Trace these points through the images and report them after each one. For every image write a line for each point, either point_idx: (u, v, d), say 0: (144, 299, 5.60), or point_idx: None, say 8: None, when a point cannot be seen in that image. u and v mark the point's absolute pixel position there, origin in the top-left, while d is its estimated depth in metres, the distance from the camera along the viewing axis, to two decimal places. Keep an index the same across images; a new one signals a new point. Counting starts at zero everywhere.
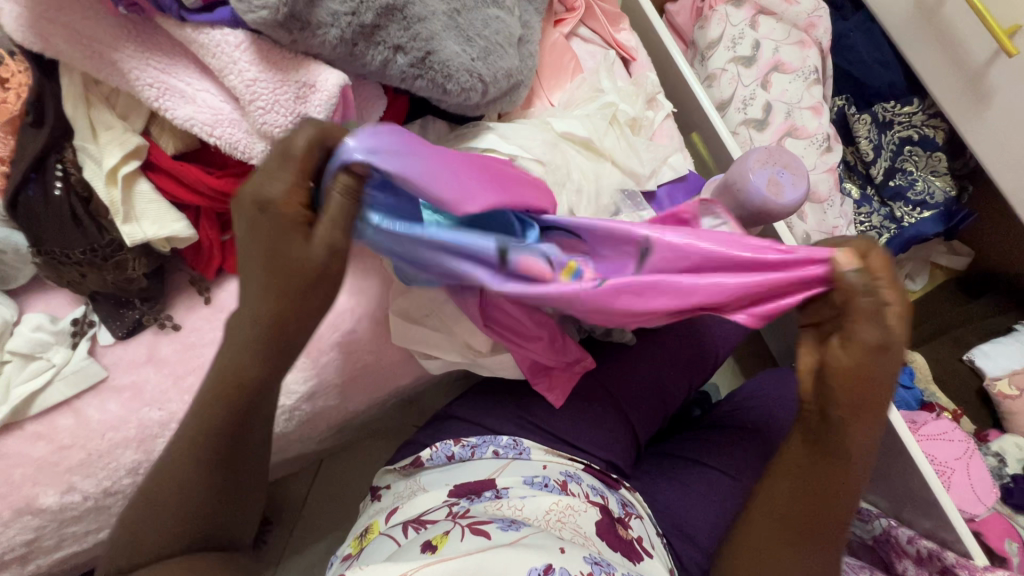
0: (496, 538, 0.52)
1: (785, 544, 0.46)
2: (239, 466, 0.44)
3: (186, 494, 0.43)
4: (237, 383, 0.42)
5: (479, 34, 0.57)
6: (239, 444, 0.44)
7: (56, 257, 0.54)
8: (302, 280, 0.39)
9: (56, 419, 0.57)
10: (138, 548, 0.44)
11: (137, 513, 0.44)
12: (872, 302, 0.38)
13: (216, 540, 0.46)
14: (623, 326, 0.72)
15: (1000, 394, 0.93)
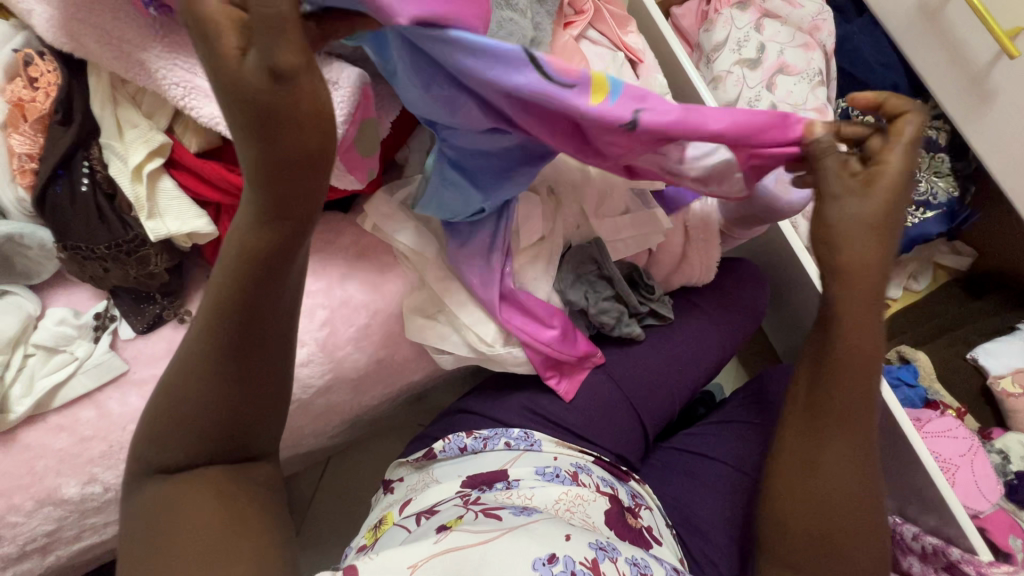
0: (507, 521, 0.54)
1: (812, 442, 0.49)
2: (256, 358, 0.41)
3: (210, 394, 0.41)
4: (251, 256, 0.39)
5: (493, 35, 0.59)
6: (256, 334, 0.41)
7: (81, 251, 0.55)
8: (279, 109, 0.34)
9: (78, 411, 0.59)
10: (167, 449, 0.42)
11: (164, 412, 0.42)
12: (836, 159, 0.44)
13: (241, 438, 0.44)
14: (632, 321, 0.72)
15: (1004, 392, 0.95)
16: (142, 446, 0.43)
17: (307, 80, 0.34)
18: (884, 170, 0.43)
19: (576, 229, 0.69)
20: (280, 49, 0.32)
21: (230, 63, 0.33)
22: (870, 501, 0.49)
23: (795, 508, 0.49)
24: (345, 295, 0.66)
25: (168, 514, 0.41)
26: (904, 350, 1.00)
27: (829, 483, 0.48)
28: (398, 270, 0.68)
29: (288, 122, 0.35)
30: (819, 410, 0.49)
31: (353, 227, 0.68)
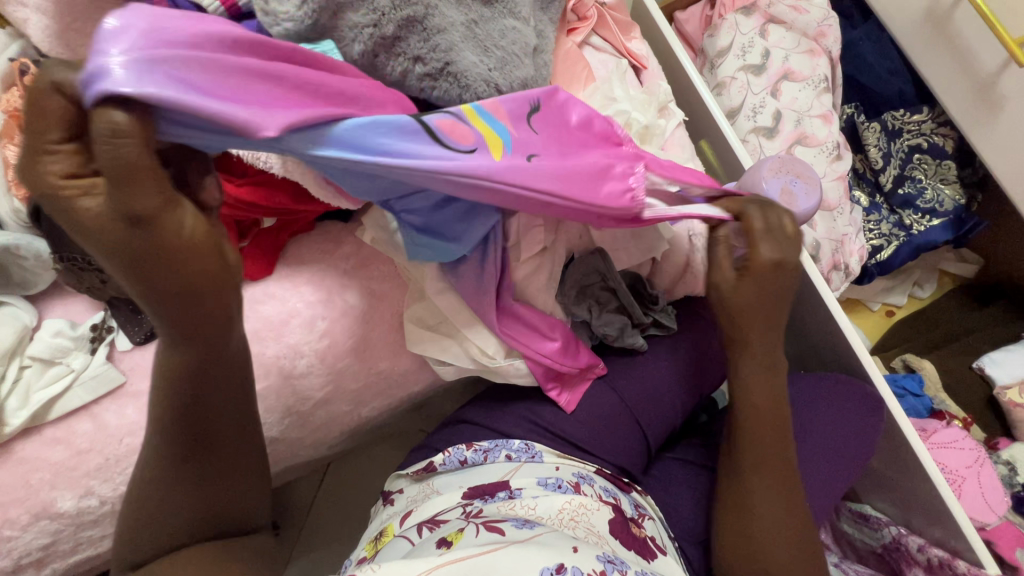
0: (511, 535, 0.53)
1: (742, 481, 0.60)
2: (209, 450, 0.46)
3: (177, 489, 0.46)
4: (178, 371, 0.42)
5: (495, 44, 0.58)
6: (202, 433, 0.46)
7: (78, 263, 0.54)
8: (152, 254, 0.34)
9: (74, 424, 0.58)
10: (147, 542, 0.47)
11: (140, 512, 0.47)
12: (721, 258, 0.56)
13: (216, 517, 0.49)
14: (635, 332, 0.71)
15: (1010, 402, 0.93)
16: (122, 541, 0.48)
17: (173, 216, 0.33)
18: (754, 265, 0.54)
19: (579, 238, 0.68)
20: (135, 195, 0.32)
21: (91, 219, 0.33)
22: (800, 527, 0.58)
23: (727, 530, 0.61)
24: (345, 306, 0.65)
25: None
26: (910, 359, 0.99)
27: (756, 513, 0.59)
28: (398, 281, 0.67)
29: (163, 261, 0.34)
30: (746, 456, 0.60)
31: (353, 236, 0.67)
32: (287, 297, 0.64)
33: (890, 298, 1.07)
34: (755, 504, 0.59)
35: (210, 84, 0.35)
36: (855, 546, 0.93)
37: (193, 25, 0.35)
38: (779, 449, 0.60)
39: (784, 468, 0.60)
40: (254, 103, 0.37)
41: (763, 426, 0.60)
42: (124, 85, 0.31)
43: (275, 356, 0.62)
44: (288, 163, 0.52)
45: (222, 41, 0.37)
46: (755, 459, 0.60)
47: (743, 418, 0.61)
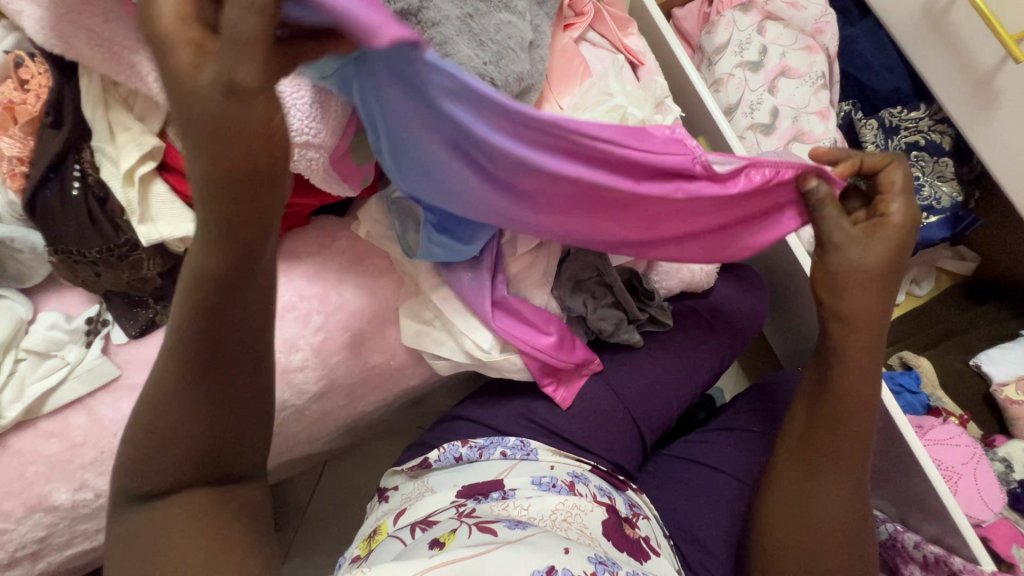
0: (503, 535, 0.53)
1: (805, 474, 0.56)
2: (225, 381, 0.43)
3: (186, 417, 0.43)
4: (208, 275, 0.39)
5: (491, 38, 0.57)
6: (219, 359, 0.42)
7: (72, 255, 0.54)
8: (224, 144, 0.33)
9: (70, 417, 0.58)
10: (149, 476, 0.44)
11: (145, 434, 0.44)
12: (835, 221, 0.50)
13: (220, 463, 0.46)
14: (631, 328, 0.72)
15: (1007, 399, 0.93)
16: (125, 472, 0.45)
17: (268, 102, 0.33)
18: (883, 224, 0.50)
19: None
20: (239, 67, 0.31)
21: (184, 79, 0.32)
22: (857, 527, 0.55)
23: (779, 529, 0.57)
24: (341, 301, 0.65)
25: (151, 542, 0.44)
26: (907, 356, 0.99)
27: (816, 510, 0.55)
28: (395, 276, 0.67)
29: (238, 143, 0.33)
30: (813, 446, 0.55)
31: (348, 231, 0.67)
32: (282, 291, 0.64)
33: None
34: (816, 501, 0.55)
35: None
36: None
37: None
38: (855, 442, 0.54)
39: (856, 466, 0.55)
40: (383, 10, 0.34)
41: (849, 413, 0.53)
42: None
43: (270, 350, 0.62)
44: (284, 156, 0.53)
45: None
46: (828, 451, 0.54)
47: (828, 403, 0.54)
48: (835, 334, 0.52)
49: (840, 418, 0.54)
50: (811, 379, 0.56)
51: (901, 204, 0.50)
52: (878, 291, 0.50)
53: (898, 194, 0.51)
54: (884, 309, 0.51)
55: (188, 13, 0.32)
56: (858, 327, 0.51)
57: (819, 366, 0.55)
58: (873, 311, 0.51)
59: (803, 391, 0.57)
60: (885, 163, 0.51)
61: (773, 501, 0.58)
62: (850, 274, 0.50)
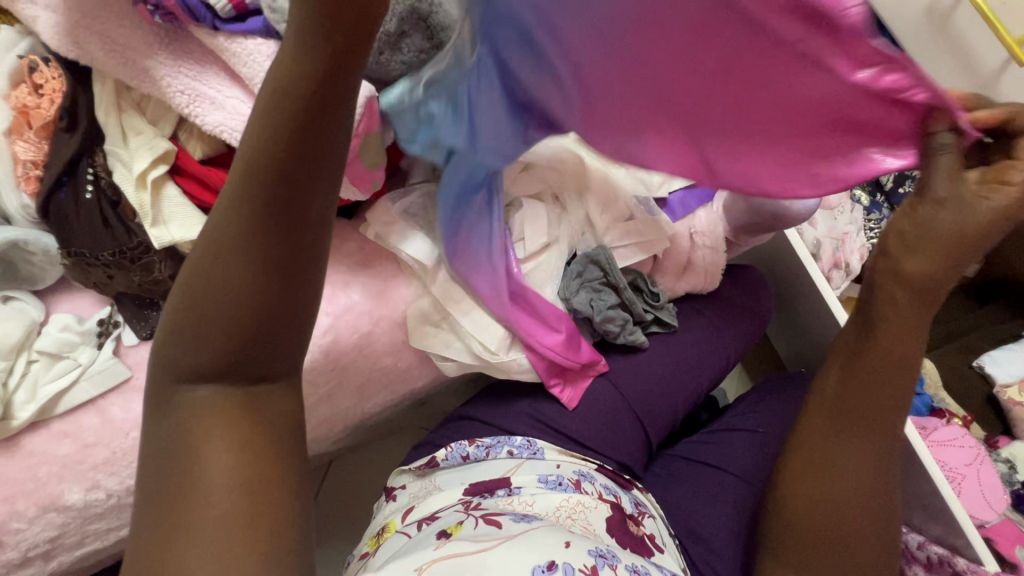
0: (507, 529, 0.54)
1: (830, 439, 0.47)
2: (293, 243, 0.35)
3: (241, 277, 0.35)
4: (291, 97, 0.32)
5: None
6: (290, 208, 0.34)
7: (85, 258, 0.55)
8: None
9: (81, 418, 0.58)
10: (194, 356, 0.38)
11: (192, 292, 0.36)
12: (949, 155, 0.39)
13: (255, 375, 0.40)
14: (636, 329, 0.74)
15: (1010, 400, 0.94)
16: (167, 347, 0.38)
17: None
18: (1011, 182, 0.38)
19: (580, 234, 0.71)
20: None
21: None
22: (879, 500, 0.47)
23: (798, 501, 0.49)
24: (349, 302, 0.64)
25: (185, 446, 0.39)
26: None
27: (840, 477, 0.47)
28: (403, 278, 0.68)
29: None
30: (846, 405, 0.46)
31: (355, 233, 0.67)
32: None
33: None
34: (840, 467, 0.47)
35: None
36: None
37: None
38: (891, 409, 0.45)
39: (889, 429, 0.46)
40: None
41: (886, 375, 0.44)
42: None
43: None
44: None
45: None
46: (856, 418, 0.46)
47: (867, 354, 0.44)
48: (885, 280, 0.42)
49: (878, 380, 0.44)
50: (849, 329, 0.46)
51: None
52: (960, 249, 0.40)
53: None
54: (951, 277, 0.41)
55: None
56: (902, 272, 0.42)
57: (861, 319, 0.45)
58: (935, 275, 0.41)
59: (837, 348, 0.47)
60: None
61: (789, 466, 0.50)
62: (931, 227, 0.40)
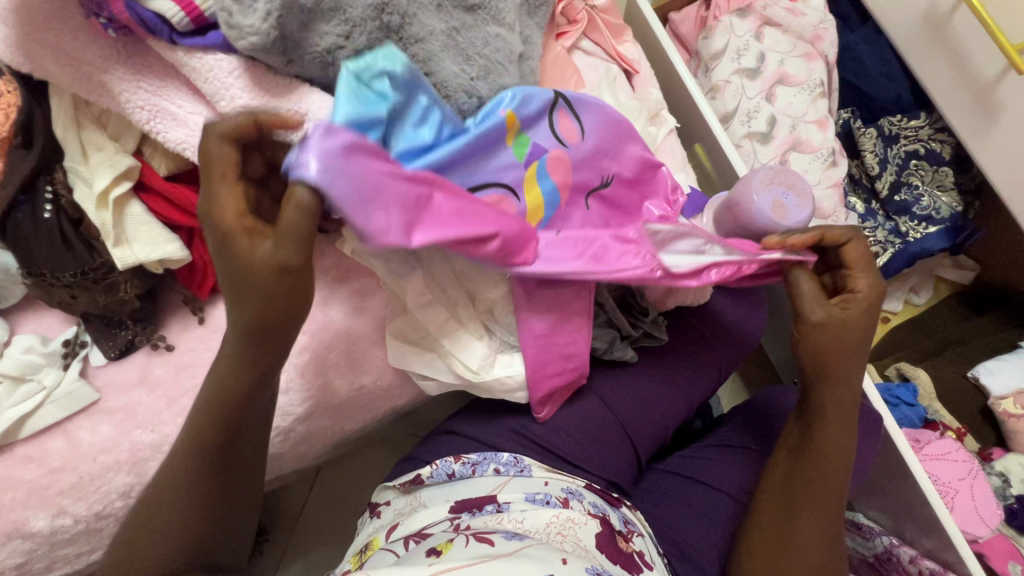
0: (500, 548, 0.52)
1: (780, 510, 0.58)
2: (232, 462, 0.50)
3: (187, 500, 0.48)
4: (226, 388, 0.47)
5: (478, 53, 0.55)
6: (227, 452, 0.49)
7: (46, 278, 0.53)
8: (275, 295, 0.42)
9: (47, 442, 0.57)
10: (143, 556, 0.48)
11: (144, 521, 0.48)
12: (811, 287, 0.54)
13: (204, 550, 0.50)
14: (623, 344, 0.72)
15: (1004, 413, 0.92)
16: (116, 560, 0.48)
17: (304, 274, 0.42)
18: (856, 297, 0.54)
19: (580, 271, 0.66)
20: (289, 253, 0.40)
21: (247, 253, 0.41)
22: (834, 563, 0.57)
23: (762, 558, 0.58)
24: (326, 319, 0.64)
25: None
26: (904, 368, 0.98)
27: (796, 541, 0.57)
28: (382, 296, 0.65)
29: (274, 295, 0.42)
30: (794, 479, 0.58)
31: (334, 248, 0.65)
32: None
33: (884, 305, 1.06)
34: (794, 535, 0.57)
35: (360, 190, 0.41)
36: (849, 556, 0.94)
37: (356, 165, 0.41)
38: (833, 489, 0.57)
39: (835, 502, 0.57)
40: (371, 198, 0.42)
41: (829, 459, 0.56)
42: (318, 178, 0.39)
43: None
44: None
45: (369, 171, 0.42)
46: (806, 496, 0.57)
47: (813, 441, 0.57)
48: (817, 392, 0.56)
49: (820, 465, 0.57)
50: (798, 425, 0.59)
51: (866, 280, 0.54)
52: (853, 354, 0.55)
53: (864, 270, 0.54)
54: (856, 360, 0.56)
55: (242, 204, 0.41)
56: (833, 385, 0.56)
57: (803, 420, 0.59)
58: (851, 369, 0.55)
59: (784, 442, 0.60)
60: (846, 241, 0.54)
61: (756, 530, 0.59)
62: (824, 336, 0.54)
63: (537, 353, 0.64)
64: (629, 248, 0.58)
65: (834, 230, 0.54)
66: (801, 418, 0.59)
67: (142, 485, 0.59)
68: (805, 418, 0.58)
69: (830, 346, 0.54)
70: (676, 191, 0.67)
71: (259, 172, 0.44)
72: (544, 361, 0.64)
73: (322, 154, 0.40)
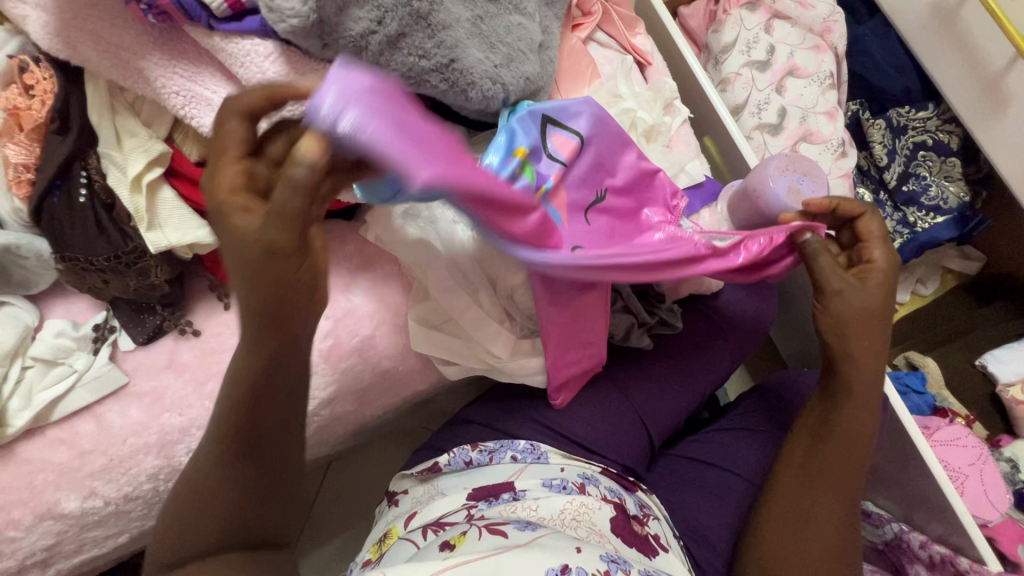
0: (513, 538, 0.53)
1: (801, 489, 0.58)
2: (260, 449, 0.45)
3: (220, 487, 0.45)
4: (242, 389, 0.42)
5: (502, 41, 0.56)
6: (256, 440, 0.45)
7: (79, 263, 0.53)
8: (282, 283, 0.37)
9: (77, 425, 0.58)
10: (191, 540, 0.46)
11: (185, 511, 0.46)
12: (827, 261, 0.56)
13: (251, 531, 0.48)
14: (641, 331, 0.73)
15: (1013, 399, 0.93)
16: (161, 543, 0.47)
17: (292, 259, 0.36)
18: (874, 267, 0.57)
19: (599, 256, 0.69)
20: (274, 231, 0.34)
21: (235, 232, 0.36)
22: (849, 548, 0.57)
23: (777, 537, 0.58)
24: (349, 305, 0.65)
25: None
26: (912, 356, 0.99)
27: (811, 521, 0.57)
28: (404, 283, 0.66)
29: (278, 285, 0.37)
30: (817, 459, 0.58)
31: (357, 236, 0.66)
32: None
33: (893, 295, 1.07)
34: (812, 514, 0.57)
35: (388, 142, 0.32)
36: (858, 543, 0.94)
37: (387, 95, 0.34)
38: (852, 467, 0.57)
39: (851, 487, 0.57)
40: (408, 137, 0.33)
41: (849, 435, 0.57)
42: (335, 115, 0.32)
43: None
44: None
45: (393, 103, 0.34)
46: (826, 477, 0.57)
47: (833, 423, 0.57)
48: (845, 369, 0.57)
49: (839, 441, 0.57)
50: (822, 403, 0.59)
51: (881, 249, 0.57)
52: (875, 325, 0.56)
53: (879, 242, 0.58)
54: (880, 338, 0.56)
55: (237, 184, 0.37)
56: (857, 362, 0.56)
57: (829, 398, 0.59)
58: (870, 344, 0.56)
59: (805, 423, 0.60)
60: (862, 213, 0.59)
61: (776, 512, 0.59)
62: (842, 312, 0.56)
63: (560, 340, 0.64)
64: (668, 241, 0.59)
65: (847, 203, 0.59)
66: (824, 398, 0.59)
67: (171, 468, 0.60)
68: (830, 398, 0.58)
69: (849, 320, 0.55)
70: (677, 195, 0.67)
71: (281, 152, 0.39)
72: (563, 349, 0.65)
73: (341, 85, 0.33)
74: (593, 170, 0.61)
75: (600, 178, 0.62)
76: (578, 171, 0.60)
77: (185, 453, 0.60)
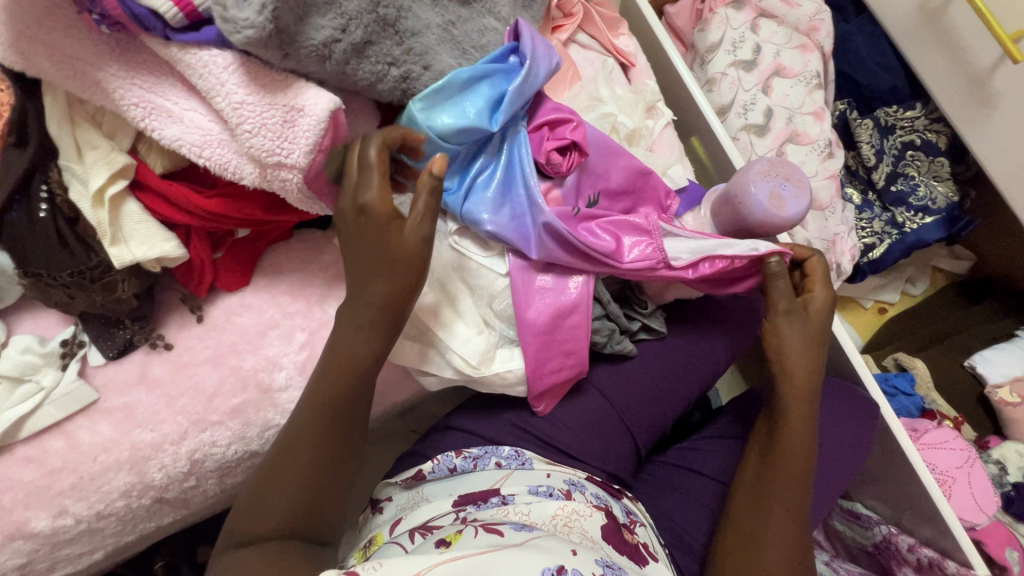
0: (509, 537, 0.51)
1: (753, 507, 0.59)
2: (347, 428, 0.53)
3: (310, 459, 0.51)
4: (354, 360, 0.51)
5: (474, 46, 0.55)
6: (346, 419, 0.52)
7: (43, 279, 0.52)
8: (409, 279, 0.49)
9: (46, 442, 0.57)
10: (261, 521, 0.50)
11: (269, 482, 0.51)
12: (784, 285, 0.60)
13: (318, 512, 0.52)
14: (622, 338, 0.72)
15: (1001, 401, 0.93)
16: (241, 518, 0.51)
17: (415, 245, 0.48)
18: (813, 299, 0.62)
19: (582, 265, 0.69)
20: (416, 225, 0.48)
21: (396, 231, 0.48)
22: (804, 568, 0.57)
23: (730, 551, 0.58)
24: (325, 317, 0.63)
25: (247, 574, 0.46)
26: (901, 358, 0.98)
27: (770, 540, 0.57)
28: None
29: (396, 266, 0.48)
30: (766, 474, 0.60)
31: (333, 245, 0.66)
32: (264, 309, 0.63)
33: (882, 296, 1.07)
34: (768, 533, 0.57)
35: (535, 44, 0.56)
36: (846, 543, 0.94)
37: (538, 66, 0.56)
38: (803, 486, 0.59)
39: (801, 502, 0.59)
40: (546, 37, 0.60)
41: (795, 456, 0.59)
42: (523, 34, 0.56)
43: (253, 369, 0.61)
44: (257, 174, 0.49)
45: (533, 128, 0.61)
46: (779, 491, 0.58)
47: (777, 442, 0.60)
48: (783, 385, 0.61)
49: (786, 455, 0.59)
50: (767, 423, 0.63)
51: (822, 291, 0.62)
52: (811, 351, 0.61)
53: (819, 283, 0.62)
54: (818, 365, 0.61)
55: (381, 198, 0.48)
56: (795, 382, 0.60)
57: (772, 419, 0.62)
58: (807, 367, 0.60)
59: (754, 445, 0.63)
60: (810, 257, 0.63)
61: (730, 530, 0.60)
62: (786, 335, 0.60)
63: (538, 350, 0.63)
64: (645, 233, 0.62)
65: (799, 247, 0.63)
66: (769, 417, 0.63)
67: (144, 485, 0.59)
68: (772, 417, 0.62)
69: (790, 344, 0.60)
70: (670, 194, 0.68)
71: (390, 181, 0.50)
72: (544, 358, 0.64)
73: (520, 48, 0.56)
74: (583, 180, 0.64)
75: (591, 186, 0.64)
76: (571, 180, 0.63)
77: (158, 469, 0.59)
